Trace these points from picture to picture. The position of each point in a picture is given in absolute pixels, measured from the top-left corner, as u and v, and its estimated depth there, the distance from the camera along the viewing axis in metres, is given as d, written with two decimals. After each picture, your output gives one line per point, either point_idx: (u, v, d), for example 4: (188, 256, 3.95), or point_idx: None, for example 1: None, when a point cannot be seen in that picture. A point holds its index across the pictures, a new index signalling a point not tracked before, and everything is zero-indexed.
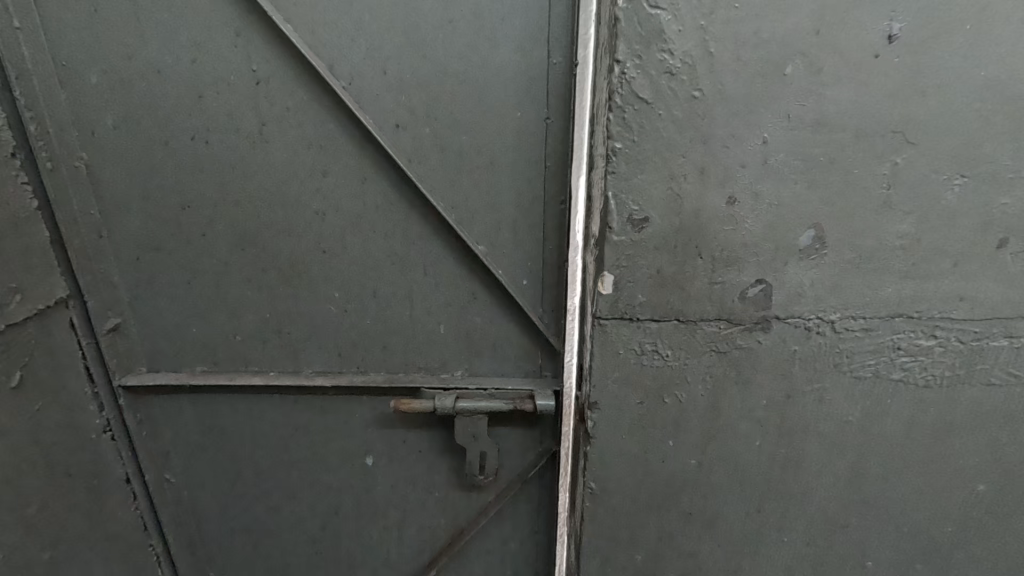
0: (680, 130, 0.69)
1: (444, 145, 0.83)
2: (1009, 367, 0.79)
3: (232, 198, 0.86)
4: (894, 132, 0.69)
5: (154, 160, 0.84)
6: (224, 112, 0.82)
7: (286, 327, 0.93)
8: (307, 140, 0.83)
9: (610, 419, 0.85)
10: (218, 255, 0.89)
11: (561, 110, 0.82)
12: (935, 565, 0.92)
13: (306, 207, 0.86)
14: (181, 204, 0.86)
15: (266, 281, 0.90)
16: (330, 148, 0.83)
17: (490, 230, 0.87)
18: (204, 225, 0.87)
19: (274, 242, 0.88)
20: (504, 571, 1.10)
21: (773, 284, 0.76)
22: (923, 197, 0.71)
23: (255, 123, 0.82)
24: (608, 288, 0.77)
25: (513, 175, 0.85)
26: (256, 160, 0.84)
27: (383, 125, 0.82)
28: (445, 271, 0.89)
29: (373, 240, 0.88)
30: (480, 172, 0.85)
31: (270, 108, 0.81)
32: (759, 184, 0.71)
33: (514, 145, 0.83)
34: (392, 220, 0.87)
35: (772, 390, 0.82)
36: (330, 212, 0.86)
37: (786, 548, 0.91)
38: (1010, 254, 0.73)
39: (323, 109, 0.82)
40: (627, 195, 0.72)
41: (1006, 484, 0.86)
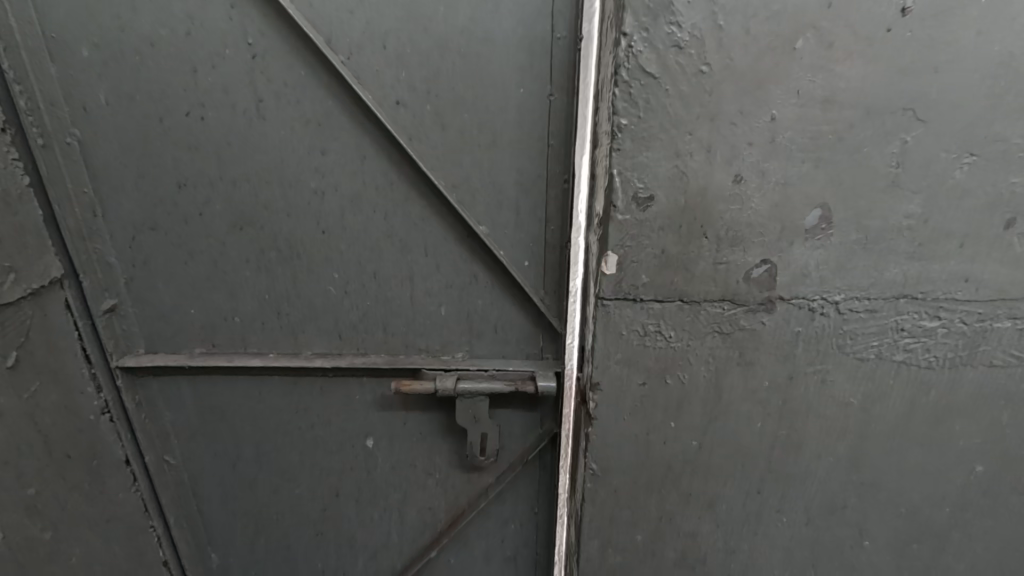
0: (687, 106, 0.68)
1: (444, 123, 0.82)
2: (1012, 349, 0.79)
3: (229, 177, 0.85)
4: (905, 109, 0.67)
5: (148, 138, 0.83)
6: (220, 88, 0.80)
7: (286, 309, 0.93)
8: (304, 116, 0.81)
9: (611, 401, 0.85)
10: (215, 236, 0.88)
11: (565, 86, 0.80)
12: (933, 545, 0.92)
13: (305, 185, 0.85)
14: (176, 183, 0.85)
15: (265, 262, 0.90)
16: (329, 125, 0.82)
17: (491, 210, 0.86)
18: (201, 205, 0.86)
19: (272, 222, 0.87)
20: (505, 549, 1.12)
21: (777, 265, 0.75)
22: (932, 176, 0.70)
23: (251, 99, 0.80)
24: (611, 269, 0.76)
25: (514, 154, 0.83)
26: (253, 138, 0.82)
27: (383, 101, 0.80)
28: (446, 251, 0.89)
29: (374, 220, 0.87)
30: (480, 150, 0.83)
31: (267, 84, 0.80)
32: (766, 162, 0.70)
33: (516, 123, 0.82)
34: (392, 199, 0.86)
35: (773, 372, 0.82)
36: (329, 191, 0.85)
37: (784, 528, 0.92)
38: (1018, 234, 0.72)
39: (321, 85, 0.80)
40: (631, 173, 0.71)
41: (1003, 465, 0.86)
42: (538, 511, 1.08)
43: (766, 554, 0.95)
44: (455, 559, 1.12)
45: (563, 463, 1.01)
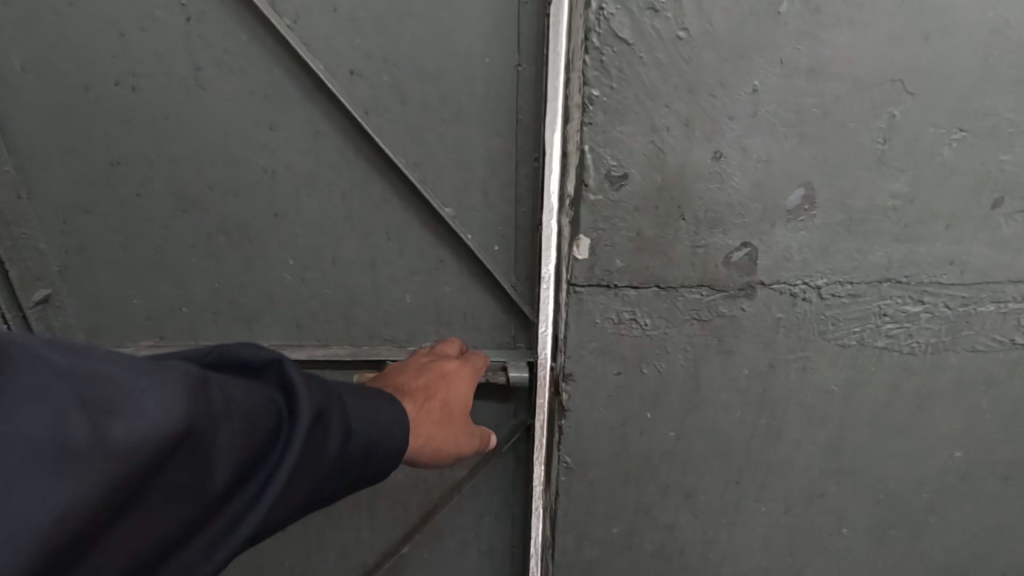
0: (663, 76, 0.63)
1: (404, 95, 0.75)
2: (994, 333, 0.77)
3: (168, 155, 0.78)
4: (893, 81, 0.63)
5: (72, 110, 0.75)
6: (151, 53, 0.72)
7: (239, 298, 0.86)
8: (250, 88, 0.74)
9: (586, 391, 0.81)
10: (156, 219, 0.81)
11: (534, 55, 0.74)
12: (910, 531, 0.91)
13: (254, 163, 0.78)
14: (108, 160, 0.78)
15: (214, 248, 0.83)
16: (278, 97, 0.75)
17: (459, 190, 0.80)
18: (139, 186, 0.79)
19: (219, 204, 0.80)
20: (480, 543, 1.08)
21: (758, 248, 0.71)
22: (919, 153, 0.66)
23: (188, 67, 0.73)
24: (584, 253, 0.72)
25: (481, 130, 0.77)
26: (193, 111, 0.75)
27: (336, 71, 0.74)
28: (410, 235, 0.83)
29: (331, 201, 0.80)
30: (444, 125, 0.77)
31: (206, 50, 0.72)
32: (747, 138, 0.66)
33: (482, 96, 0.76)
34: (350, 178, 0.79)
35: (753, 359, 0.78)
36: (281, 170, 0.79)
37: (763, 518, 0.90)
38: (1004, 215, 0.70)
39: (265, 52, 0.73)
40: (604, 149, 0.66)
41: (981, 450, 0.85)
42: (513, 504, 1.05)
43: (744, 543, 0.93)
44: (428, 555, 1.08)
45: (536, 458, 0.95)
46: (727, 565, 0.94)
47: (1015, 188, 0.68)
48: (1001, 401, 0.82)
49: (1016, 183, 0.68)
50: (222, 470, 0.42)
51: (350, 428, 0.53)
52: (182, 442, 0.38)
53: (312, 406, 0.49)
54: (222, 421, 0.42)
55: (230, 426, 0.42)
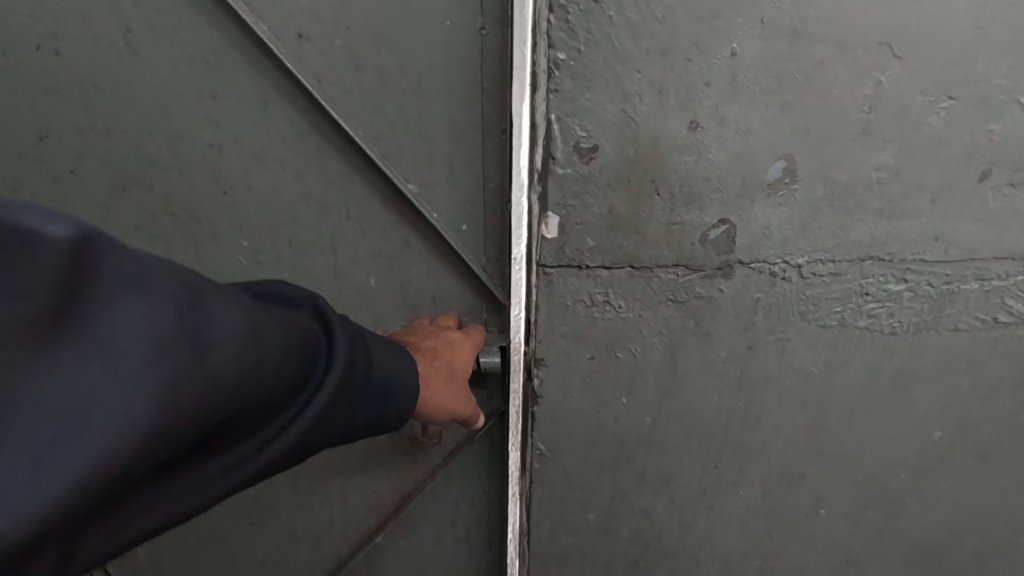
0: (634, 37, 0.58)
1: (359, 62, 0.69)
2: (978, 312, 0.75)
3: (103, 128, 0.73)
4: (880, 44, 0.59)
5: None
6: (76, 15, 0.68)
7: None
8: (187, 52, 0.70)
9: (558, 377, 0.78)
10: (94, 198, 0.76)
11: (497, 18, 0.68)
12: (888, 511, 0.90)
13: (198, 137, 0.73)
14: (37, 134, 0.73)
15: (160, 230, 0.78)
16: (219, 62, 0.70)
17: (421, 165, 0.75)
18: (72, 163, 0.75)
19: (162, 182, 0.75)
20: (456, 534, 1.05)
21: (737, 225, 0.67)
22: (906, 122, 0.63)
23: (118, 30, 0.69)
24: (553, 232, 0.68)
25: (445, 99, 0.72)
26: (126, 78, 0.71)
27: (282, 35, 0.68)
28: (371, 215, 0.77)
29: (283, 178, 0.75)
30: (404, 95, 0.71)
31: (136, 10, 0.68)
32: (724, 106, 0.61)
33: (444, 63, 0.70)
34: (303, 153, 0.74)
35: (731, 342, 0.75)
36: (227, 144, 0.74)
37: (741, 501, 0.89)
38: (992, 188, 0.66)
39: (203, 15, 0.68)
40: (572, 119, 0.62)
41: (960, 429, 0.84)
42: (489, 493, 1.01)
43: (722, 527, 0.91)
44: (403, 547, 1.05)
45: (513, 447, 0.91)
46: (705, 549, 0.93)
47: (1003, 159, 0.65)
48: (982, 380, 0.80)
49: (1005, 154, 0.65)
50: (277, 372, 0.47)
51: (378, 362, 0.58)
52: (243, 347, 0.44)
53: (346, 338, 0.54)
54: (279, 333, 0.48)
55: (282, 340, 0.48)
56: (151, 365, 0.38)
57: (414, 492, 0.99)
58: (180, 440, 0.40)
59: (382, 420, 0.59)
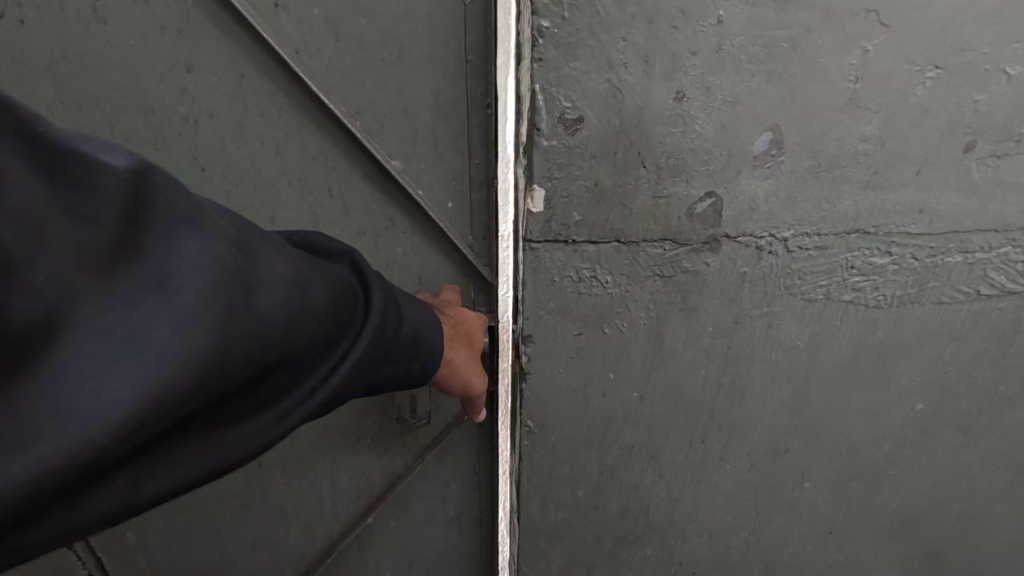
0: (619, 4, 0.57)
1: (338, 32, 0.68)
2: (960, 284, 0.75)
3: (70, 104, 0.69)
4: (868, 11, 0.58)
5: None
6: None
7: None
8: (158, 23, 0.66)
9: (545, 354, 0.78)
10: None
11: None
12: (870, 482, 0.92)
13: (172, 112, 0.70)
14: None
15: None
16: (192, 33, 0.67)
17: (404, 140, 0.74)
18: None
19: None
20: (448, 511, 1.07)
21: (723, 198, 0.67)
22: (892, 92, 0.62)
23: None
24: (539, 206, 0.67)
25: (427, 70, 0.71)
26: (93, 49, 0.66)
27: (257, 3, 0.65)
28: (353, 191, 0.76)
29: (262, 155, 0.73)
30: (384, 67, 0.70)
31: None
32: (710, 76, 0.60)
33: (426, 34, 0.70)
34: (282, 128, 0.72)
35: (717, 317, 0.75)
36: (204, 119, 0.70)
37: (727, 475, 0.90)
38: (976, 159, 0.67)
39: None
40: (558, 89, 0.61)
41: (941, 401, 0.85)
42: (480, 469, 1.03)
43: (709, 501, 0.92)
44: (395, 527, 1.06)
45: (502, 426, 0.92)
46: (692, 522, 0.94)
47: (987, 130, 0.65)
48: (963, 352, 0.81)
49: (990, 125, 0.65)
50: (318, 325, 0.47)
51: (406, 320, 0.60)
52: (290, 289, 0.45)
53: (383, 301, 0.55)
54: (320, 286, 0.48)
55: (325, 291, 0.48)
56: (207, 296, 0.38)
57: (403, 473, 1.00)
58: (232, 376, 0.41)
59: (409, 374, 0.61)
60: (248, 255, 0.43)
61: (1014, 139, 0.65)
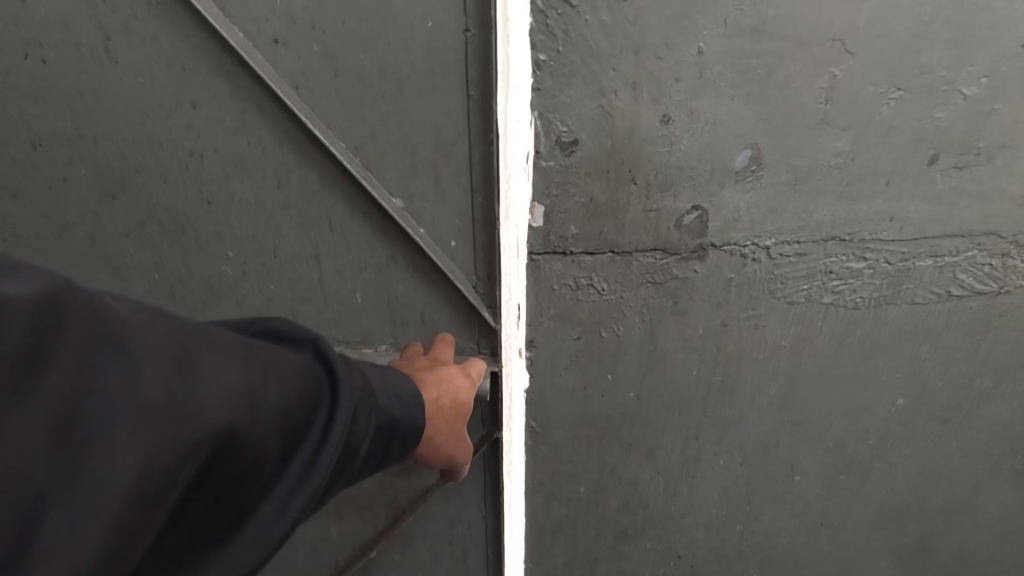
0: (609, 38, 0.63)
1: (336, 67, 0.68)
2: (933, 286, 0.81)
3: (89, 136, 0.77)
4: (834, 41, 0.64)
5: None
6: (59, 22, 0.71)
7: (177, 292, 0.84)
8: (165, 59, 0.72)
9: (546, 357, 0.83)
10: (85, 205, 0.81)
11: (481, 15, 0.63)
12: (857, 475, 0.97)
13: (179, 145, 0.76)
14: (30, 142, 0.78)
15: (148, 236, 0.81)
16: (198, 67, 0.72)
17: (405, 176, 0.71)
18: (65, 170, 0.79)
19: (148, 190, 0.78)
20: (452, 550, 0.98)
21: (709, 211, 0.73)
22: (860, 111, 0.68)
23: (99, 37, 0.72)
24: (539, 221, 0.73)
25: (427, 104, 0.67)
26: (109, 86, 0.74)
27: (258, 39, 0.68)
28: (353, 226, 0.76)
29: (269, 184, 0.76)
30: (383, 101, 0.68)
31: (112, 15, 0.71)
32: (694, 100, 0.66)
33: (428, 67, 0.66)
34: (286, 160, 0.74)
35: (706, 320, 0.81)
36: (207, 152, 0.75)
37: (721, 470, 0.95)
38: (940, 171, 0.72)
39: (180, 21, 0.70)
40: (554, 115, 0.67)
41: (921, 396, 0.90)
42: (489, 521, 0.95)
43: (704, 495, 0.97)
44: (399, 563, 1.01)
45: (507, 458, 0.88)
46: (689, 516, 0.99)
47: (949, 144, 0.71)
48: (939, 349, 0.86)
49: (951, 140, 0.70)
50: (271, 442, 0.42)
51: (383, 392, 0.54)
52: (231, 411, 0.39)
53: (354, 395, 0.48)
54: (274, 396, 0.42)
55: (279, 400, 0.43)
56: (116, 453, 0.33)
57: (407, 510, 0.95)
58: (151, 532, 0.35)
59: (384, 462, 0.55)
60: (180, 381, 0.37)
61: (975, 153, 0.71)
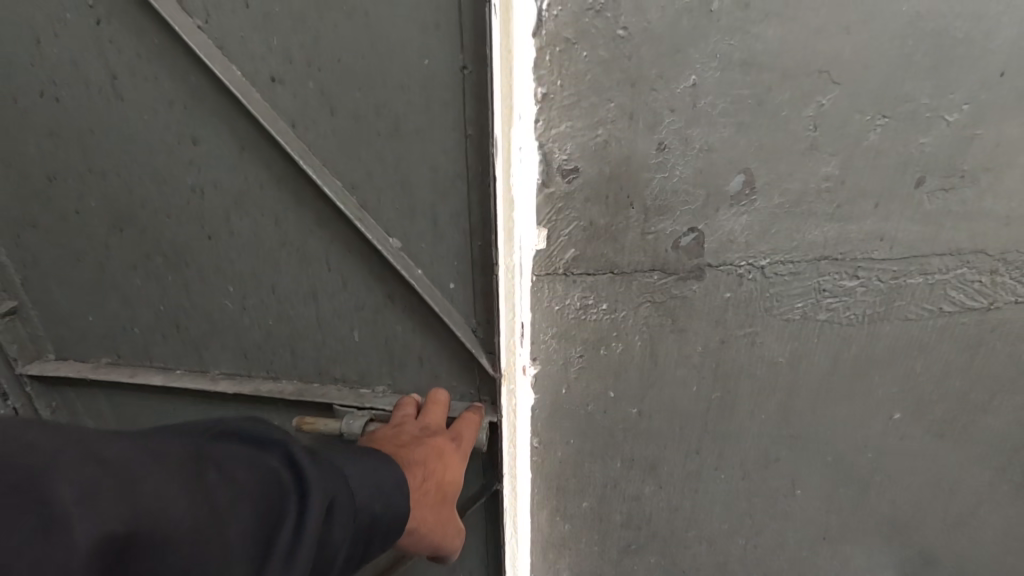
0: (606, 72, 0.66)
1: (332, 106, 0.70)
2: (925, 303, 0.83)
3: (99, 170, 0.83)
4: (820, 72, 0.68)
5: (10, 124, 0.82)
6: (69, 61, 0.76)
7: (183, 322, 0.92)
8: (167, 97, 0.76)
9: (549, 374, 0.85)
10: (98, 236, 0.89)
11: (476, 53, 0.63)
12: (857, 488, 0.99)
13: (182, 181, 0.81)
14: (46, 175, 0.85)
15: (153, 268, 0.89)
16: (203, 104, 0.75)
17: (403, 217, 0.75)
18: (77, 204, 0.87)
19: (153, 223, 0.85)
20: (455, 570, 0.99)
21: (704, 233, 0.75)
22: (847, 137, 0.71)
23: (106, 75, 0.76)
24: (541, 244, 0.76)
25: (423, 142, 0.70)
26: (119, 125, 0.79)
27: (256, 78, 0.71)
28: (351, 263, 0.80)
29: (278, 212, 0.79)
30: (380, 139, 0.71)
31: (118, 56, 0.74)
32: (688, 128, 0.69)
33: (423, 105, 0.68)
34: (285, 195, 0.78)
35: (705, 337, 0.83)
36: (208, 187, 0.80)
37: (722, 484, 0.96)
38: (927, 193, 0.75)
39: (179, 59, 0.73)
40: (554, 145, 0.70)
41: (917, 410, 0.92)
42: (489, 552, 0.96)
43: (706, 509, 0.99)
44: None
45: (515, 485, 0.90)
46: (692, 530, 1.01)
47: (935, 167, 0.73)
48: (933, 363, 0.88)
49: (935, 164, 0.73)
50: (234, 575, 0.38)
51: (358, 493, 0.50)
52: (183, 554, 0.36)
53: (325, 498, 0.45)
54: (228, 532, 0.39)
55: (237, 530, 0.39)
56: None
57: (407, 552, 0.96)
58: None
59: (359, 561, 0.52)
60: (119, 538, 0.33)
61: (958, 175, 0.74)
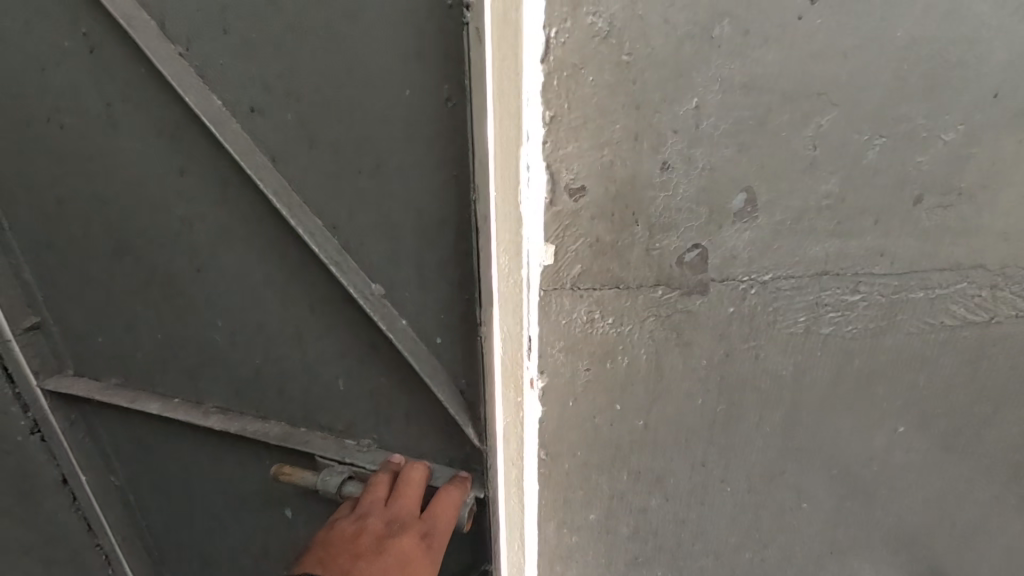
0: (612, 95, 0.69)
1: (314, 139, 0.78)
2: (926, 317, 0.85)
3: (105, 201, 0.94)
4: (818, 94, 0.70)
5: (47, 146, 0.92)
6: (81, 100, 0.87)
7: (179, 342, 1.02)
8: (157, 129, 0.86)
9: (557, 387, 0.86)
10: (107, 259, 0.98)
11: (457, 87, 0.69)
12: (864, 502, 0.99)
13: (172, 213, 0.91)
14: (59, 199, 0.97)
15: (156, 287, 0.98)
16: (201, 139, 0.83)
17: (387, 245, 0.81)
18: (84, 229, 0.98)
19: (151, 251, 0.95)
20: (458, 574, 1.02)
21: (708, 248, 0.77)
22: (846, 155, 0.73)
23: (105, 107, 0.86)
24: (550, 259, 0.77)
25: (402, 175, 0.76)
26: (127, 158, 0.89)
27: (238, 108, 0.79)
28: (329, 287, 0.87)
29: (265, 241, 0.87)
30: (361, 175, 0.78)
31: (116, 91, 0.85)
32: (691, 148, 0.72)
33: (404, 138, 0.74)
34: (265, 229, 0.86)
35: (710, 350, 0.85)
36: (195, 220, 0.90)
37: (728, 496, 0.97)
38: (925, 209, 0.77)
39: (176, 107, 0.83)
40: (562, 164, 0.72)
41: (922, 424, 0.93)
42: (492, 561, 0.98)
43: (713, 522, 0.99)
44: None
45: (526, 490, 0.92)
46: (698, 543, 1.01)
47: (932, 185, 0.76)
48: (937, 377, 0.90)
49: (932, 182, 0.76)
50: None
51: None
52: None
53: None
54: None
55: None
56: None
57: None
58: None
59: None
60: None
61: (956, 193, 0.76)
